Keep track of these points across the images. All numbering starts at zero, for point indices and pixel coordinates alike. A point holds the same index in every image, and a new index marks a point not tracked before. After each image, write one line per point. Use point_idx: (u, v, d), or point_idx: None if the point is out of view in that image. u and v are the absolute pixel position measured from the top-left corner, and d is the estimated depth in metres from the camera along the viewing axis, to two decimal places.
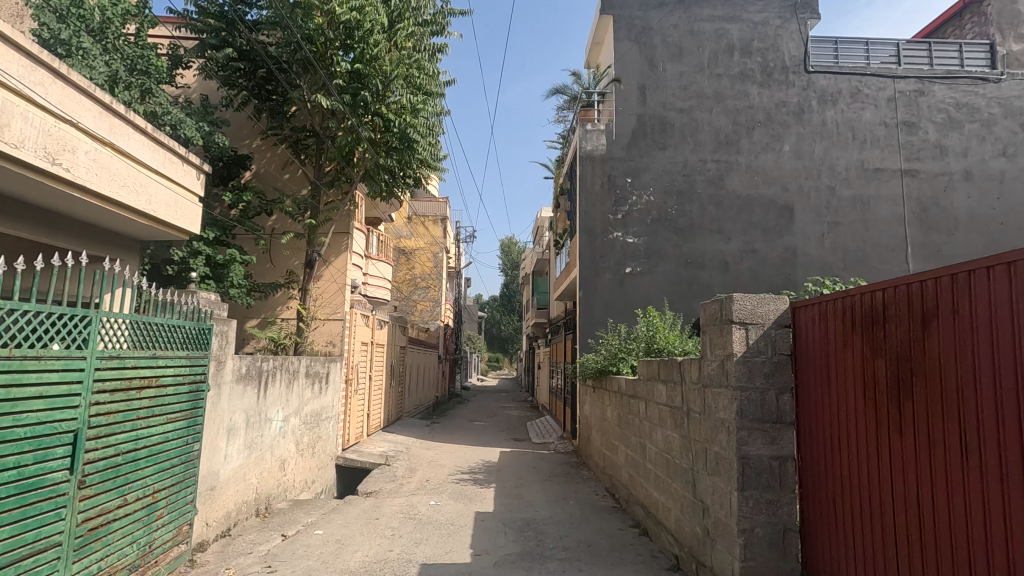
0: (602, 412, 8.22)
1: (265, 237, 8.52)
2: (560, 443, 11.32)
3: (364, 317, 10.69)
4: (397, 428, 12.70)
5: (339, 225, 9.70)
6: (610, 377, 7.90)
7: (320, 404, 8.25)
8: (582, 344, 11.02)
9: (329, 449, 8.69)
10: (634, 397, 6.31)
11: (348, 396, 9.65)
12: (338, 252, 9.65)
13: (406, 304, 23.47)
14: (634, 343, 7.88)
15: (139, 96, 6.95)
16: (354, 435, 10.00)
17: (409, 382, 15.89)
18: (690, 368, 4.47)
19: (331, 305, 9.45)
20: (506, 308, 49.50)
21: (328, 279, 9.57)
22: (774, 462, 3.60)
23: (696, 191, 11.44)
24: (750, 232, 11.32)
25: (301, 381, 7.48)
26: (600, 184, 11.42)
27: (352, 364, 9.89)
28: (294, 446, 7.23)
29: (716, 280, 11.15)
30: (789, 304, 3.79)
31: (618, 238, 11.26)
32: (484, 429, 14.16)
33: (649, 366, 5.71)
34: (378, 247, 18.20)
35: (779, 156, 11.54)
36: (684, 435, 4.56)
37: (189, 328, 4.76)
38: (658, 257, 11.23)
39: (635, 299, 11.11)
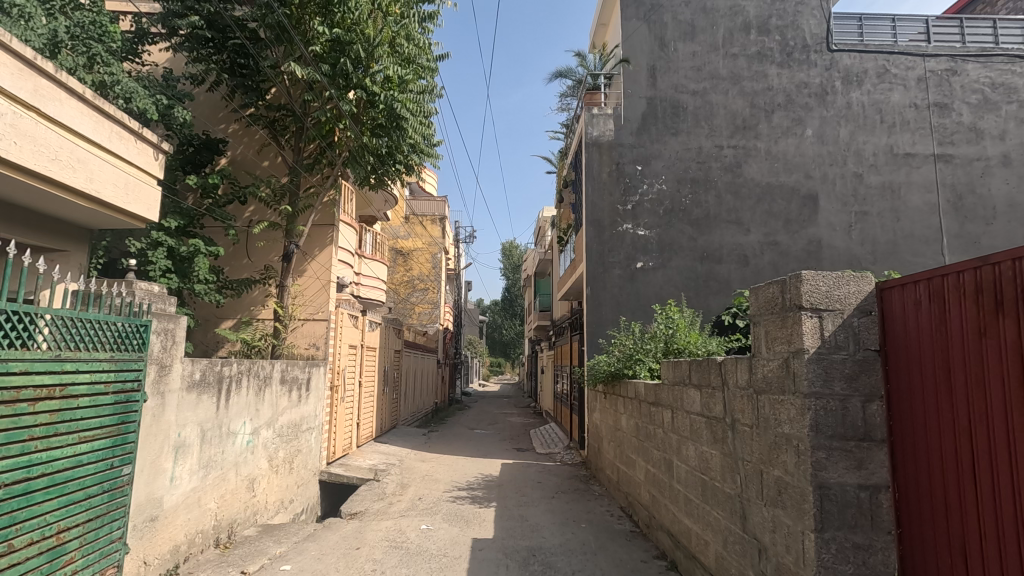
0: (616, 421, 7.33)
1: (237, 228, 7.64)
2: (567, 454, 10.42)
3: (353, 318, 9.84)
4: (390, 438, 11.81)
5: (323, 216, 8.86)
6: (625, 381, 6.99)
7: (299, 414, 7.37)
8: (590, 346, 10.13)
9: (310, 465, 7.79)
10: (656, 405, 5.42)
11: (333, 404, 8.78)
12: (322, 245, 8.80)
13: (404, 307, 22.63)
14: (650, 344, 7.05)
15: (86, 64, 6.08)
16: (341, 447, 9.12)
17: (405, 388, 15.03)
18: (736, 369, 3.58)
19: (314, 304, 8.59)
20: (508, 312, 48.60)
21: (311, 275, 8.72)
22: (862, 494, 2.70)
23: (712, 179, 10.56)
24: (771, 223, 10.44)
25: (275, 388, 6.60)
26: (608, 173, 10.57)
27: (339, 368, 9.02)
28: (267, 462, 6.35)
29: (735, 276, 10.26)
30: (873, 284, 2.89)
31: (628, 230, 10.40)
32: (485, 438, 13.27)
33: (677, 369, 4.82)
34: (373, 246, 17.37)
35: (801, 141, 10.66)
36: (728, 452, 3.67)
37: (119, 324, 3.87)
38: (671, 251, 10.35)
39: (647, 296, 10.22)
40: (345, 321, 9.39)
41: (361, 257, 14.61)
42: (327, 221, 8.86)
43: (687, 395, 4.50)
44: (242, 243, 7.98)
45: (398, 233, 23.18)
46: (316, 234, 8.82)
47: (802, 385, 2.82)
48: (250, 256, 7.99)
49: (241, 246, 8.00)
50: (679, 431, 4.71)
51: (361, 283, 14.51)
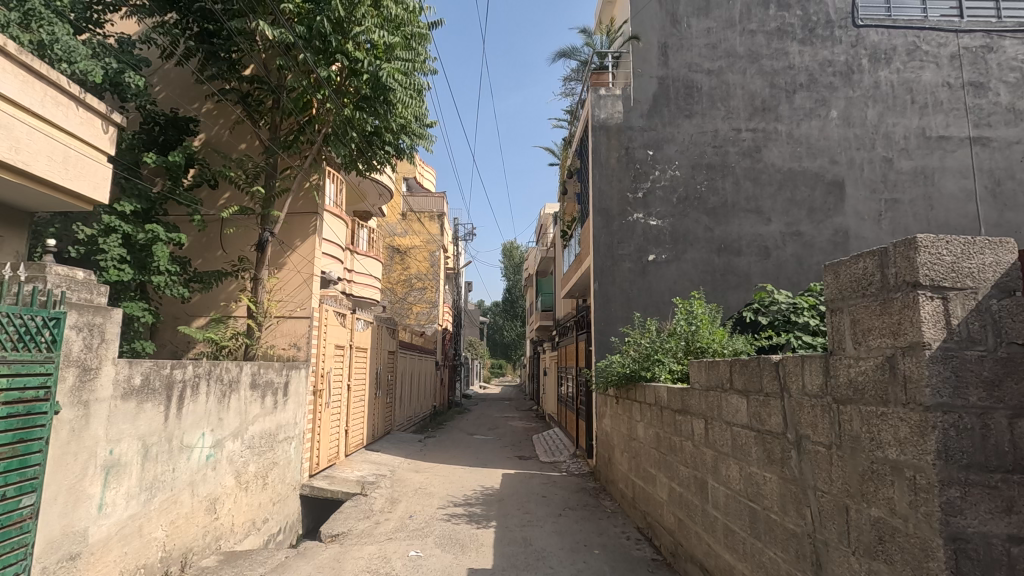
0: (630, 429, 6.52)
1: (203, 214, 6.81)
2: (573, 463, 9.61)
3: (340, 316, 9.03)
4: (383, 446, 11.01)
5: (305, 204, 8.06)
6: (642, 385, 6.14)
7: (275, 422, 6.57)
8: (599, 346, 9.32)
9: (289, 479, 6.98)
10: (684, 413, 4.60)
11: (317, 411, 7.98)
12: (304, 235, 8.00)
13: (401, 307, 21.83)
14: (669, 343, 6.25)
15: (20, 21, 5.23)
16: (326, 457, 8.31)
17: (400, 392, 14.22)
18: (804, 372, 2.76)
19: (294, 300, 7.79)
20: (510, 312, 47.79)
21: (291, 268, 7.91)
22: (1012, 549, 1.90)
23: (729, 164, 9.76)
24: (794, 212, 9.63)
25: (244, 394, 5.79)
26: (617, 158, 9.78)
27: (323, 370, 8.21)
28: (233, 479, 5.55)
29: (755, 269, 9.46)
30: (1013, 254, 2.09)
31: (640, 220, 9.60)
32: (484, 445, 12.46)
33: (713, 371, 4.01)
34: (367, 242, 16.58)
35: (826, 123, 9.85)
36: (791, 477, 2.87)
37: (20, 318, 3.06)
38: (686, 242, 9.54)
39: (660, 291, 9.41)
40: (332, 320, 8.59)
41: (353, 254, 13.84)
42: (310, 208, 8.06)
43: (729, 404, 3.68)
44: (214, 233, 7.18)
45: (395, 230, 22.34)
46: (297, 223, 8.02)
47: (921, 394, 2.01)
48: (223, 246, 7.20)
49: (213, 235, 7.21)
50: (716, 446, 3.89)
51: (352, 281, 13.72)
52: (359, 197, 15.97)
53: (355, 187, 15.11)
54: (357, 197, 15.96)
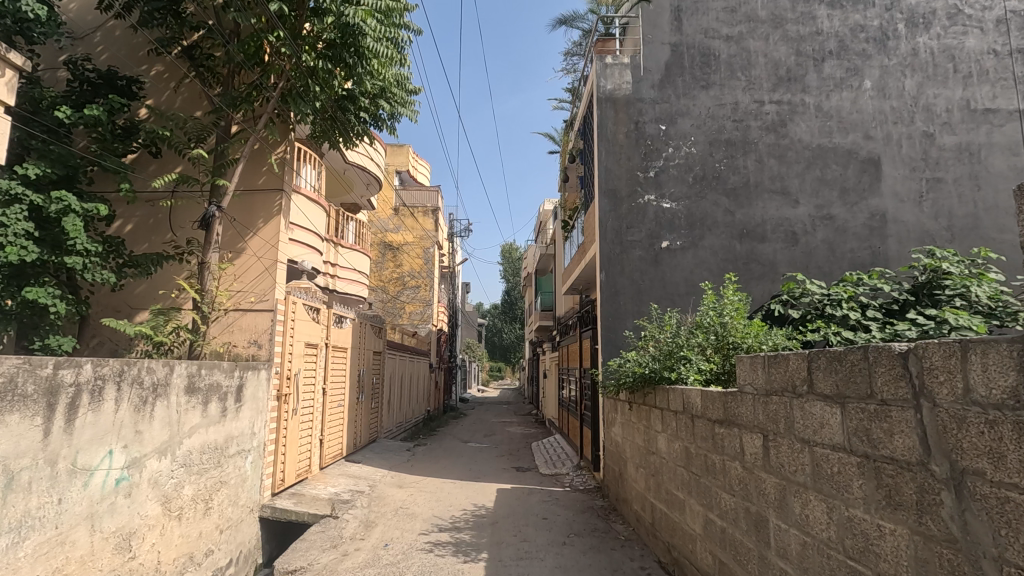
0: (647, 441, 5.46)
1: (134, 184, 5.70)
2: (577, 477, 8.55)
3: (311, 310, 7.95)
4: (366, 456, 9.92)
5: (268, 180, 7.01)
6: (662, 387, 5.08)
7: (223, 433, 5.51)
8: (606, 343, 8.24)
9: (242, 501, 5.90)
10: (729, 424, 3.53)
11: (282, 418, 6.90)
12: (267, 216, 6.95)
13: (393, 306, 20.79)
14: (697, 338, 5.20)
15: None
16: (294, 471, 7.24)
17: (389, 396, 13.16)
18: (967, 367, 1.70)
19: (254, 291, 6.76)
20: (508, 314, 46.64)
21: (252, 253, 6.87)
22: None
23: (751, 140, 8.71)
24: (824, 193, 8.58)
25: (177, 400, 4.71)
26: (625, 134, 8.74)
27: (290, 372, 7.15)
28: (159, 506, 4.47)
29: (781, 257, 8.42)
30: None
31: (651, 202, 8.54)
32: (479, 454, 11.38)
33: (774, 369, 2.94)
34: (354, 236, 15.52)
35: (858, 95, 8.81)
36: (941, 536, 1.80)
37: None
38: (703, 227, 8.50)
39: (674, 282, 8.35)
40: (302, 314, 7.53)
41: (336, 247, 12.81)
42: (274, 185, 7.01)
43: (807, 414, 2.61)
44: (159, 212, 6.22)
45: (386, 226, 21.26)
46: (259, 201, 6.98)
47: None
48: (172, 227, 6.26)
49: (160, 215, 6.24)
50: (783, 473, 2.81)
51: (336, 276, 12.71)
52: (346, 185, 15.02)
53: (340, 174, 14.21)
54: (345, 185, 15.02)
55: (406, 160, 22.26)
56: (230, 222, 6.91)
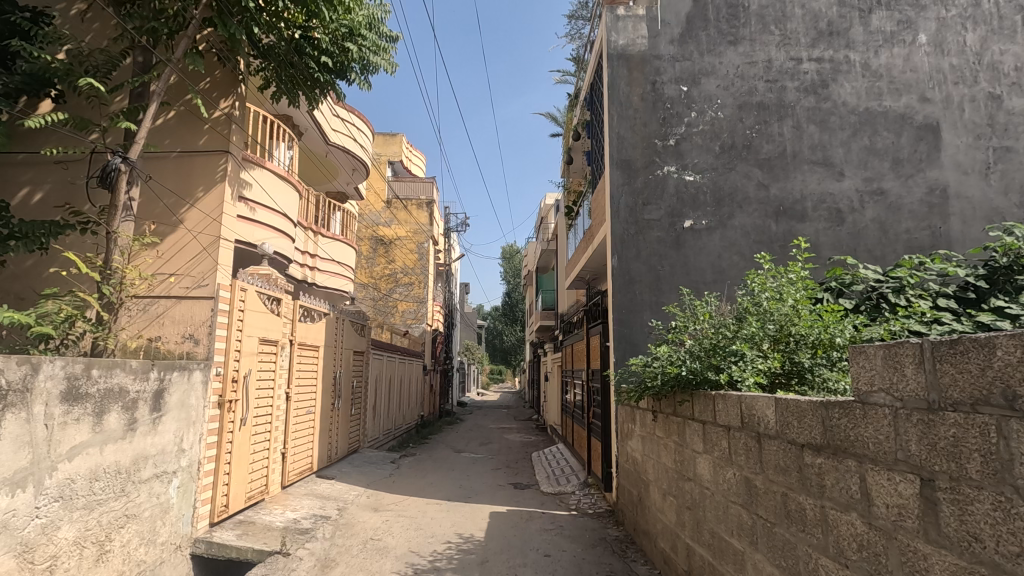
0: (682, 465, 4.20)
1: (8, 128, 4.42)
2: (585, 497, 7.27)
3: (269, 301, 6.67)
4: (341, 471, 8.65)
5: (210, 140, 5.77)
6: (702, 394, 3.81)
7: (130, 452, 4.25)
8: (619, 340, 6.97)
9: (162, 538, 4.64)
10: (830, 456, 2.28)
11: (226, 429, 5.63)
12: (208, 183, 5.70)
13: (384, 305, 19.57)
14: (748, 329, 3.94)
15: None
16: (244, 494, 5.97)
17: (373, 401, 11.91)
18: None
19: (190, 274, 5.52)
20: (508, 316, 45.26)
21: (188, 229, 5.61)
22: None
23: (787, 103, 7.46)
24: (874, 164, 7.32)
25: (44, 411, 3.44)
26: (641, 96, 7.51)
27: (239, 373, 5.88)
28: (11, 559, 3.20)
29: (825, 238, 7.16)
30: None
31: (671, 173, 7.30)
32: (472, 467, 10.11)
33: (950, 366, 1.68)
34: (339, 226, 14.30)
35: (912, 51, 7.55)
36: None
37: None
38: (732, 204, 7.25)
39: (699, 268, 7.10)
40: (257, 305, 6.27)
41: (315, 236, 11.62)
42: (216, 147, 5.76)
43: None
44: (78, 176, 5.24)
45: (378, 219, 20.05)
46: (198, 166, 5.73)
47: None
48: (90, 198, 5.25)
49: (75, 180, 5.27)
50: (982, 556, 1.55)
51: (314, 267, 11.53)
52: (330, 171, 13.86)
53: (320, 158, 13.06)
54: (328, 171, 13.86)
55: (399, 150, 21.01)
56: (163, 191, 5.67)
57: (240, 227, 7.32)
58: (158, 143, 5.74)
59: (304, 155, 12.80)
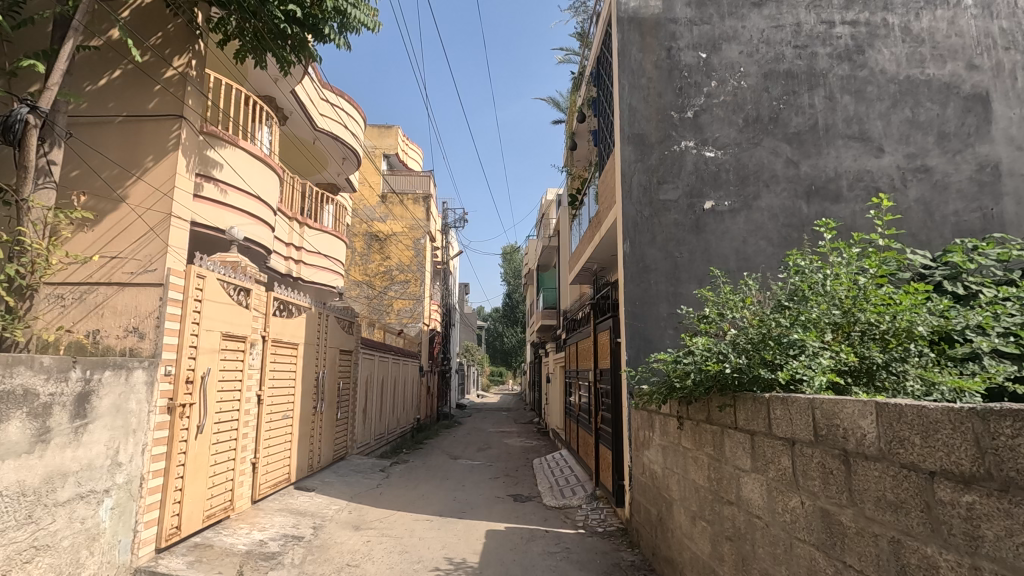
0: (720, 484, 3.41)
1: None
2: (594, 513, 6.47)
3: (234, 292, 5.87)
4: (324, 481, 7.86)
5: (161, 103, 4.98)
6: (748, 398, 3.03)
7: (40, 468, 3.44)
8: (633, 335, 6.18)
9: (88, 571, 3.84)
10: (995, 494, 1.50)
11: (179, 438, 4.84)
12: (158, 152, 4.92)
13: (379, 303, 18.81)
14: (804, 317, 3.18)
15: None
16: (202, 513, 5.18)
17: (363, 404, 11.15)
18: None
19: (135, 256, 4.74)
20: (508, 318, 44.48)
21: (133, 205, 4.84)
22: None
23: (819, 70, 6.66)
24: (916, 139, 6.53)
25: None
26: (655, 64, 6.73)
27: (197, 373, 5.10)
28: None
29: (863, 221, 6.36)
30: None
31: (690, 149, 6.53)
32: (468, 476, 9.31)
33: None
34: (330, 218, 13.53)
35: (956, 14, 6.77)
36: None
37: None
38: (758, 183, 6.46)
39: (722, 254, 6.32)
40: (219, 295, 5.48)
41: (299, 227, 10.87)
42: (168, 111, 4.98)
43: None
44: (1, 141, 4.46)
45: (372, 215, 19.30)
46: (146, 133, 4.94)
47: None
48: (15, 166, 4.47)
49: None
50: None
51: (298, 261, 10.79)
52: (319, 160, 13.11)
53: (308, 146, 12.31)
54: (317, 160, 13.12)
55: (395, 143, 20.28)
56: (105, 161, 4.90)
57: (201, 208, 6.59)
58: (101, 106, 4.96)
59: (290, 142, 12.06)
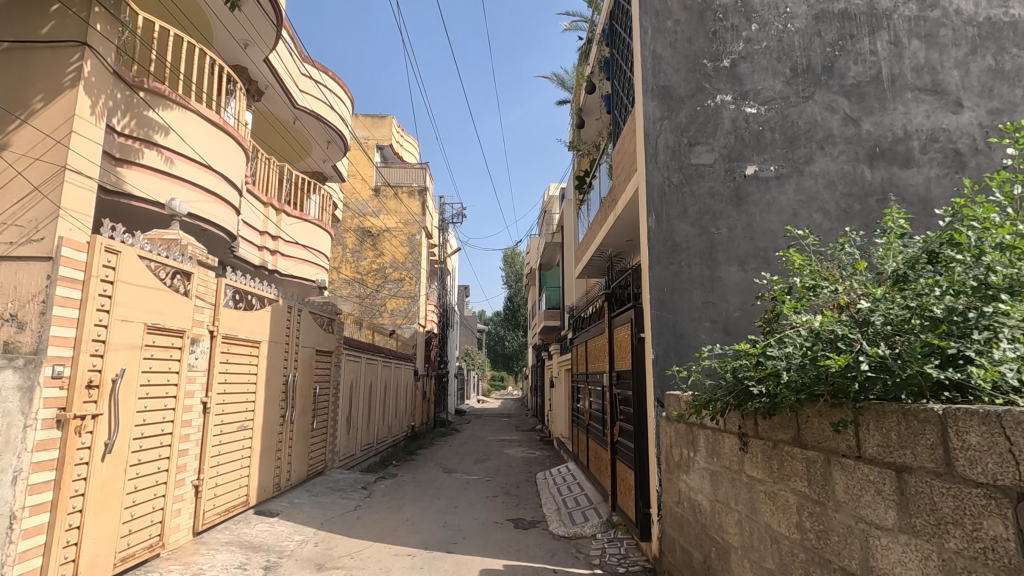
0: (825, 544, 2.24)
1: None
2: (613, 547, 5.29)
3: (168, 275, 4.77)
4: (293, 503, 6.71)
5: (57, 25, 3.86)
6: (888, 413, 1.88)
7: None
8: (660, 329, 5.03)
9: None
10: None
11: (76, 461, 3.69)
12: (51, 89, 3.80)
13: (372, 303, 17.65)
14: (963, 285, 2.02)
15: None
16: (113, 556, 4.02)
17: (347, 411, 10.03)
18: None
19: (17, 222, 3.64)
20: (509, 321, 43.29)
21: (17, 155, 3.73)
22: None
23: (882, 10, 5.51)
24: (1002, 92, 5.36)
25: None
26: (683, 4, 5.62)
27: (106, 375, 3.95)
28: None
29: (939, 189, 5.21)
30: None
31: (726, 104, 5.40)
32: (463, 495, 8.13)
33: None
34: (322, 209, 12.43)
35: None
36: None
37: None
38: (810, 144, 5.31)
39: (767, 230, 5.17)
40: (141, 277, 4.35)
41: (274, 213, 9.82)
42: (67, 37, 3.85)
43: None
44: None
45: (365, 209, 18.19)
46: (39, 65, 3.83)
47: None
48: None
49: None
50: None
51: (272, 251, 9.73)
52: (302, 145, 12.06)
53: (288, 127, 11.26)
54: (299, 145, 12.07)
55: (388, 133, 19.20)
56: None
57: (133, 176, 5.64)
58: None
59: (269, 123, 11.02)
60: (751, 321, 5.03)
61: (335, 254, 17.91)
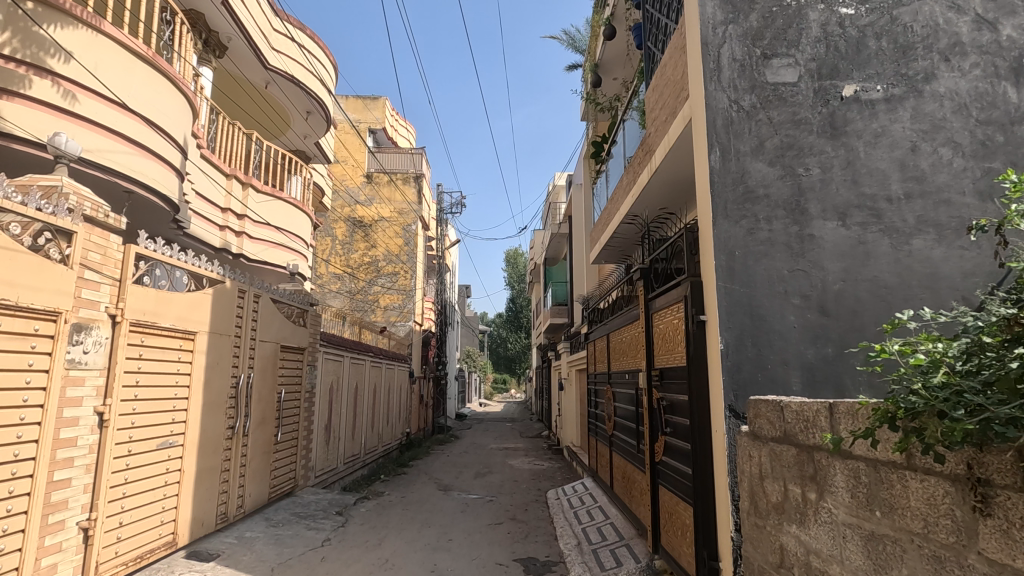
0: None
1: None
2: None
3: (31, 235, 3.33)
4: (241, 539, 5.25)
5: None
6: None
7: None
8: (731, 309, 3.57)
9: None
10: None
11: None
12: None
13: (363, 299, 16.23)
14: None
15: None
16: None
17: (327, 419, 8.62)
18: None
19: None
20: (511, 323, 41.77)
21: None
22: None
23: None
24: None
25: None
26: None
27: None
28: None
29: None
30: None
31: (812, 3, 3.97)
32: (459, 522, 6.68)
33: None
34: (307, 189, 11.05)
35: None
36: None
37: None
38: (931, 54, 3.84)
39: (876, 170, 3.72)
40: None
41: (242, 188, 8.47)
42: None
43: None
44: None
45: (356, 197, 16.86)
46: None
47: None
48: None
49: None
50: None
51: (239, 233, 8.38)
52: (278, 114, 10.64)
53: (259, 92, 9.84)
54: (275, 114, 10.65)
55: (382, 116, 17.79)
56: None
57: (15, 111, 4.22)
58: None
59: (240, 86, 9.68)
60: (858, 297, 3.57)
61: (323, 244, 16.45)
